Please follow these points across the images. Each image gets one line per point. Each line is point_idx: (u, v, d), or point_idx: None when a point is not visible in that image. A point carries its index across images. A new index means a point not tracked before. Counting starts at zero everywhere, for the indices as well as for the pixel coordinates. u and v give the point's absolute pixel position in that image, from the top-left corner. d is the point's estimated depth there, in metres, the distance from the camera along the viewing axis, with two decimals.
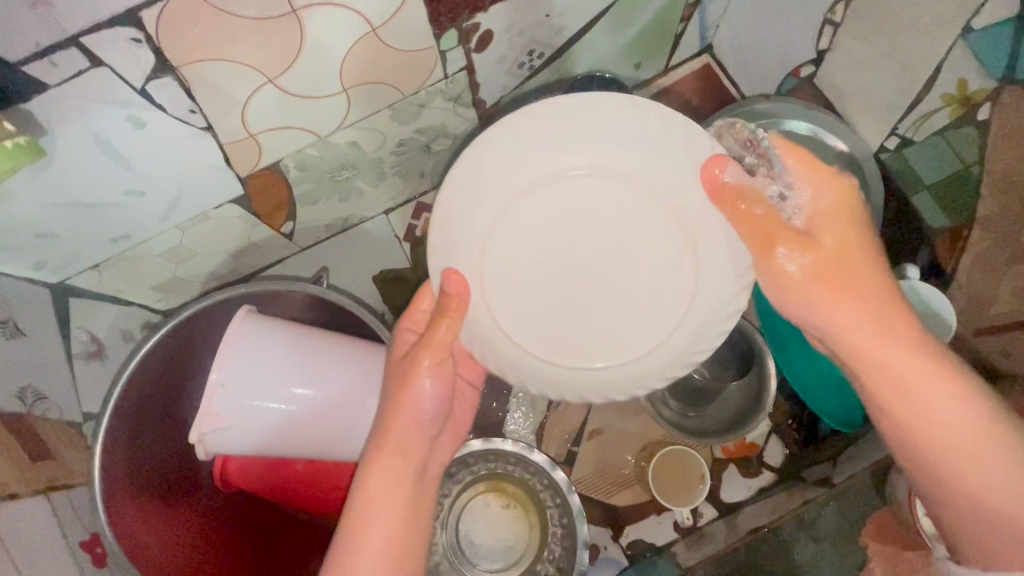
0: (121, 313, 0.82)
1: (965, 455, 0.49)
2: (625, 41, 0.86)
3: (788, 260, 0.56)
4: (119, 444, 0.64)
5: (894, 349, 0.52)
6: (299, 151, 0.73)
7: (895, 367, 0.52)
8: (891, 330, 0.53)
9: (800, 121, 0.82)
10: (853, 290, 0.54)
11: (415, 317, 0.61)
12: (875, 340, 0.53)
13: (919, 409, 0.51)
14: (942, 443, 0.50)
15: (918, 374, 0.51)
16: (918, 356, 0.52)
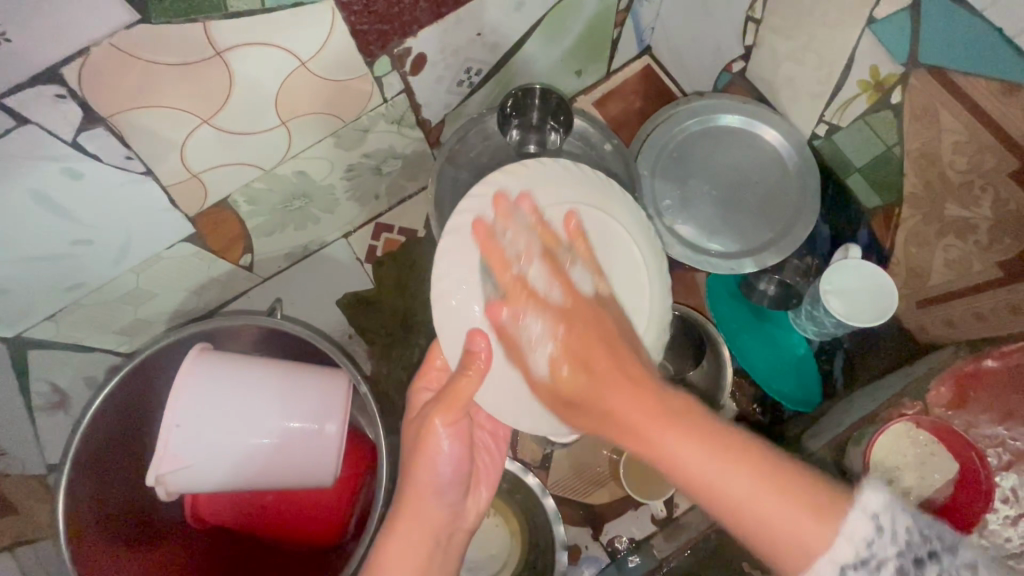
0: (85, 360, 0.82)
1: (756, 483, 0.47)
2: (561, 50, 0.88)
3: (549, 289, 0.56)
4: (84, 491, 0.64)
5: (652, 414, 0.51)
6: (247, 185, 0.74)
7: (635, 437, 0.51)
8: (675, 423, 0.50)
9: (732, 115, 0.85)
10: (608, 395, 0.52)
11: (428, 382, 0.64)
12: (653, 427, 0.50)
13: (662, 449, 0.50)
14: (747, 486, 0.47)
15: (680, 443, 0.49)
16: (677, 421, 0.50)
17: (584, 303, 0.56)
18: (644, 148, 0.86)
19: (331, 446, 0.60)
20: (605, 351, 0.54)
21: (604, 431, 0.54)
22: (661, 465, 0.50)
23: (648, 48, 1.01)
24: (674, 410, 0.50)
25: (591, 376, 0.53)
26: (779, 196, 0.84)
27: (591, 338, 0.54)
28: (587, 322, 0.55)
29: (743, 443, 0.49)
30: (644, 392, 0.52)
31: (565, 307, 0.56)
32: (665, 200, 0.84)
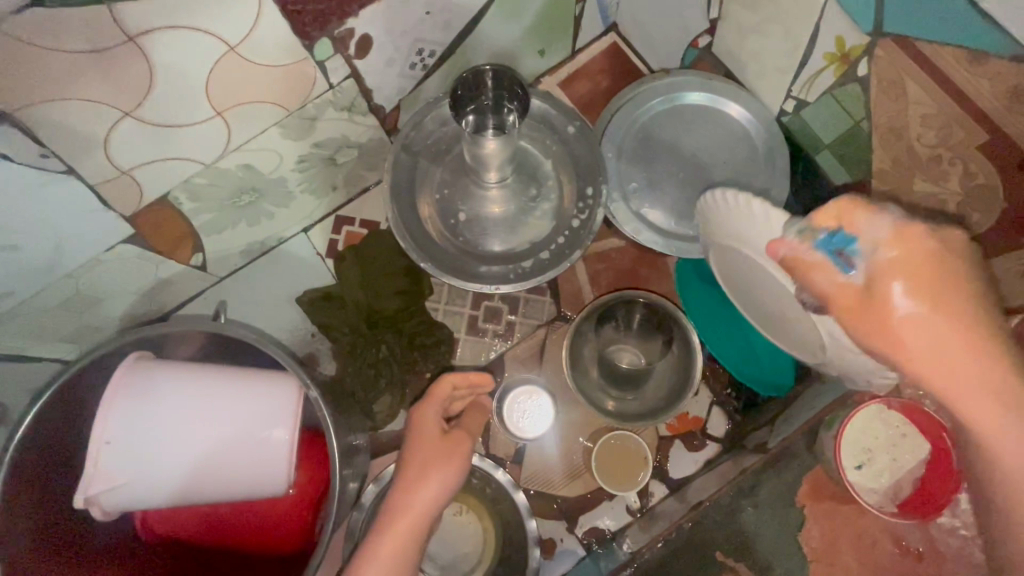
0: (30, 371, 0.78)
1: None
2: (521, 29, 0.84)
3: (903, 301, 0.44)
4: (19, 508, 0.61)
5: (972, 359, 0.43)
6: (187, 181, 0.70)
7: (963, 407, 0.44)
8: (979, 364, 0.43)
9: (699, 93, 0.82)
10: (951, 308, 0.43)
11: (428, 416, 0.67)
12: (953, 358, 0.43)
13: (957, 390, 0.43)
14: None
15: (974, 392, 0.43)
16: (1014, 390, 0.43)
17: (926, 240, 0.44)
18: (608, 129, 0.82)
19: (279, 453, 0.57)
20: (950, 322, 0.43)
21: (916, 356, 0.44)
22: (953, 403, 0.44)
23: (613, 25, 0.97)
24: (976, 334, 0.43)
25: (923, 301, 0.44)
26: (748, 175, 0.81)
27: (932, 273, 0.44)
28: (933, 258, 0.44)
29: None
30: (984, 358, 0.43)
31: (903, 254, 0.44)
32: (632, 183, 0.82)
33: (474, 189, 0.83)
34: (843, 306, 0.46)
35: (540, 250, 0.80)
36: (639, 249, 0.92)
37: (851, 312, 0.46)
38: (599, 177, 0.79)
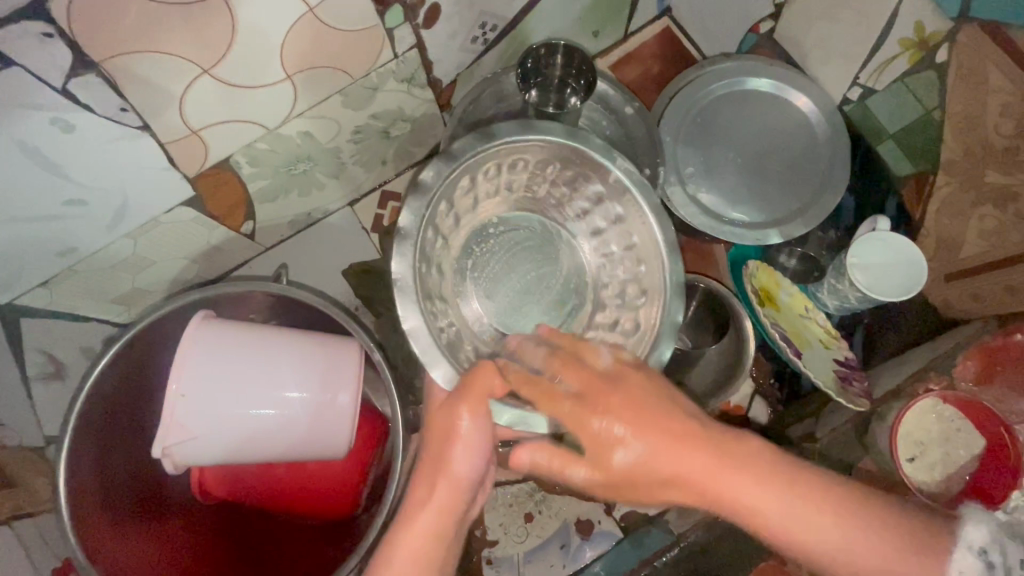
0: (81, 330, 0.79)
1: (819, 518, 0.49)
2: (580, 8, 0.83)
3: (611, 427, 0.51)
4: (86, 464, 0.61)
5: (705, 457, 0.50)
6: (249, 145, 0.69)
7: (714, 492, 0.50)
8: (723, 469, 0.50)
9: (760, 78, 0.81)
10: (653, 428, 0.51)
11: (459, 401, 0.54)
12: (719, 472, 0.50)
13: (733, 499, 0.50)
14: (810, 523, 0.49)
15: (762, 500, 0.49)
16: (777, 484, 0.49)
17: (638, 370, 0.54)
18: (667, 111, 0.82)
19: (345, 420, 0.57)
20: (672, 445, 0.50)
21: (676, 470, 0.51)
22: (728, 508, 0.50)
23: (668, 9, 0.95)
24: (711, 443, 0.51)
25: (633, 470, 0.52)
26: (805, 164, 0.80)
27: (690, 437, 0.51)
28: (636, 392, 0.52)
29: (797, 476, 0.50)
30: (700, 434, 0.51)
31: (619, 425, 0.51)
32: (688, 166, 0.81)
33: None
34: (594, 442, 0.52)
35: None
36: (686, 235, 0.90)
37: (605, 487, 0.53)
38: (657, 159, 0.78)
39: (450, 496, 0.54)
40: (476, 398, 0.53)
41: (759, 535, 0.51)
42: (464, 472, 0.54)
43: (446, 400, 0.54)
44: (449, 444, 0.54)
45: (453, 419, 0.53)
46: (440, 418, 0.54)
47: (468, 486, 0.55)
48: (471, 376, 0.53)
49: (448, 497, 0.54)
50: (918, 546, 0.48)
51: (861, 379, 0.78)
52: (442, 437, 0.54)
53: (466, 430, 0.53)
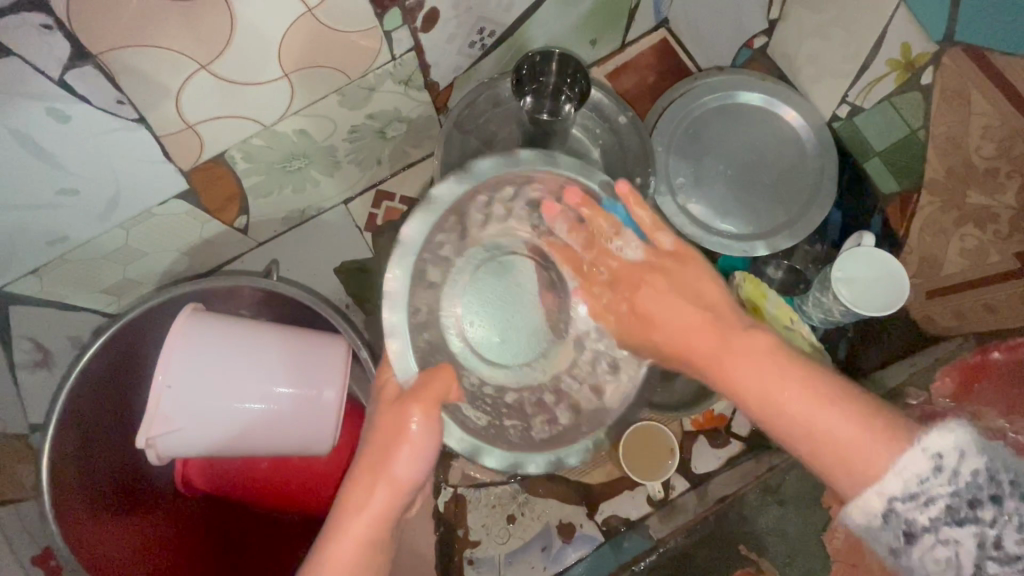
0: (71, 318, 0.79)
1: (836, 403, 0.48)
2: (578, 17, 0.84)
3: (626, 246, 0.60)
4: (71, 456, 0.61)
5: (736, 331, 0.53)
6: (245, 141, 0.70)
7: (726, 350, 0.53)
8: (741, 353, 0.52)
9: (753, 92, 0.83)
10: (674, 271, 0.58)
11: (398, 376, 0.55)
12: (729, 359, 0.53)
13: (739, 372, 0.52)
14: (818, 406, 0.48)
15: (778, 388, 0.50)
16: (800, 379, 0.50)
17: (675, 260, 0.59)
18: (660, 121, 0.83)
19: (331, 414, 0.58)
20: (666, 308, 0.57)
21: (684, 347, 0.56)
22: (772, 412, 0.51)
23: (665, 21, 0.96)
24: (725, 316, 0.55)
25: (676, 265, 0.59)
26: (794, 178, 0.82)
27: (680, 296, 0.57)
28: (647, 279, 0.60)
29: (830, 387, 0.49)
30: (713, 321, 0.55)
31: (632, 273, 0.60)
32: (679, 177, 0.82)
33: None
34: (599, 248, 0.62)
35: None
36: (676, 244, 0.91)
37: (630, 319, 0.61)
38: (649, 168, 0.80)
39: (383, 501, 0.52)
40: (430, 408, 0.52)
41: (764, 424, 0.52)
42: (409, 476, 0.52)
43: (401, 397, 0.53)
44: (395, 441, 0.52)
45: (404, 419, 0.52)
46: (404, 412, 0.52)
47: (406, 488, 0.53)
48: (428, 378, 0.53)
49: (384, 505, 0.52)
50: (883, 433, 0.46)
51: None
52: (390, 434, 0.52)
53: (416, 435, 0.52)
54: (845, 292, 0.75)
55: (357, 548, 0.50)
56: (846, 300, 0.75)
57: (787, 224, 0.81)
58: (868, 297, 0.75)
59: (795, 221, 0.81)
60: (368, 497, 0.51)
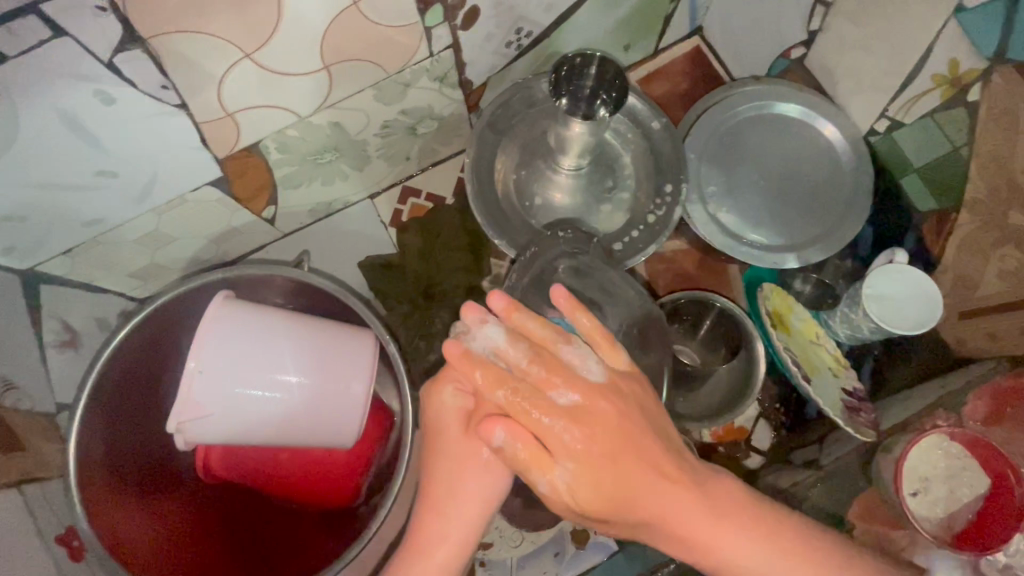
0: (97, 300, 0.79)
1: (841, 567, 0.52)
2: (613, 21, 0.84)
3: (560, 396, 0.52)
4: (96, 436, 0.61)
5: (636, 469, 0.51)
6: (280, 131, 0.70)
7: (758, 573, 0.52)
8: (745, 523, 0.53)
9: (789, 104, 0.82)
10: (631, 481, 0.51)
11: (456, 377, 0.54)
12: (715, 530, 0.52)
13: (726, 556, 0.52)
14: (828, 572, 0.52)
15: (697, 528, 0.52)
16: (738, 520, 0.53)
17: (633, 385, 0.54)
18: (694, 129, 0.82)
19: (359, 407, 0.59)
20: (606, 468, 0.51)
21: (643, 505, 0.51)
22: (701, 557, 0.53)
23: (699, 28, 0.96)
24: (722, 504, 0.53)
25: (612, 434, 0.51)
26: (828, 191, 0.81)
27: (629, 430, 0.52)
28: (609, 419, 0.51)
29: (835, 555, 0.53)
30: (697, 497, 0.53)
31: (561, 420, 0.51)
32: (710, 186, 0.82)
33: (547, 172, 0.84)
34: (483, 370, 0.52)
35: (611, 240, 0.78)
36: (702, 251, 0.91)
37: (590, 474, 0.51)
38: (681, 175, 0.79)
39: (459, 529, 0.54)
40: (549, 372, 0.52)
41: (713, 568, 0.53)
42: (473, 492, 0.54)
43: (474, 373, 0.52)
44: (463, 430, 0.54)
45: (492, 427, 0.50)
46: (472, 428, 0.54)
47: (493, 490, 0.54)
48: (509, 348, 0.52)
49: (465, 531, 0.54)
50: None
51: (869, 411, 0.78)
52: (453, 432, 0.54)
53: (489, 458, 0.54)
54: (876, 311, 0.74)
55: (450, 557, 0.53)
56: (877, 319, 0.74)
57: (819, 237, 0.80)
58: (899, 316, 0.74)
59: (826, 234, 0.80)
60: (438, 519, 0.53)
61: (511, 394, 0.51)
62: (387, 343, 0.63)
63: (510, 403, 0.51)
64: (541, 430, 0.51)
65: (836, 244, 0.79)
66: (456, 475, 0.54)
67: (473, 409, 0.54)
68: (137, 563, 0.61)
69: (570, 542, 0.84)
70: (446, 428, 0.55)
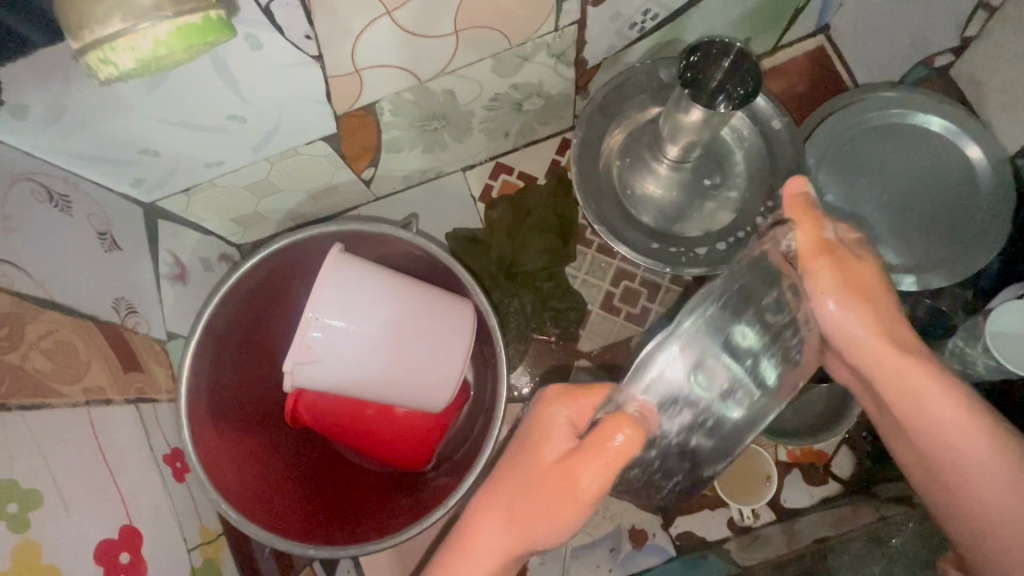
0: (203, 240, 0.83)
1: (995, 473, 0.49)
2: (742, 13, 0.79)
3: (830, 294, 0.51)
4: (204, 367, 0.64)
5: (888, 342, 0.51)
6: (397, 94, 0.71)
7: (929, 427, 0.51)
8: (946, 389, 0.50)
9: (933, 116, 0.76)
10: (871, 301, 0.51)
11: (559, 417, 0.49)
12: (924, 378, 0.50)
13: (942, 422, 0.50)
14: (988, 469, 0.49)
15: (952, 429, 0.50)
16: (953, 395, 0.50)
17: (843, 253, 0.52)
18: (818, 130, 0.78)
19: (457, 372, 0.62)
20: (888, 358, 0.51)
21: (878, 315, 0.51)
22: (944, 461, 0.51)
23: (826, 27, 0.90)
24: (970, 405, 0.50)
25: (866, 271, 0.52)
26: (959, 215, 0.75)
27: (862, 280, 0.51)
28: (856, 273, 0.51)
29: (1008, 445, 0.50)
30: (931, 385, 0.50)
31: (854, 272, 0.51)
32: (828, 194, 0.77)
33: (648, 161, 0.82)
34: (817, 249, 0.51)
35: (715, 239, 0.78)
36: None
37: (852, 289, 0.51)
38: (799, 179, 0.76)
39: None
40: (608, 448, 0.45)
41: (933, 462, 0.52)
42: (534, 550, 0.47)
43: (590, 442, 0.46)
44: (545, 439, 0.48)
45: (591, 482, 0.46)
46: (565, 467, 0.46)
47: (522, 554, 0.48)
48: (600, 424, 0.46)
49: (500, 558, 0.48)
50: None
51: None
52: (543, 472, 0.47)
53: (588, 490, 0.45)
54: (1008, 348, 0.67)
55: (495, 564, 0.48)
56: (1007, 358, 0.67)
57: (944, 262, 0.74)
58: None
59: (952, 259, 0.74)
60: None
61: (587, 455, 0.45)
62: (488, 316, 0.65)
63: (810, 247, 0.52)
64: (609, 451, 0.45)
65: (966, 271, 0.73)
66: (518, 516, 0.47)
67: (575, 449, 0.47)
68: (232, 494, 0.63)
69: (620, 535, 0.83)
70: (540, 453, 0.48)
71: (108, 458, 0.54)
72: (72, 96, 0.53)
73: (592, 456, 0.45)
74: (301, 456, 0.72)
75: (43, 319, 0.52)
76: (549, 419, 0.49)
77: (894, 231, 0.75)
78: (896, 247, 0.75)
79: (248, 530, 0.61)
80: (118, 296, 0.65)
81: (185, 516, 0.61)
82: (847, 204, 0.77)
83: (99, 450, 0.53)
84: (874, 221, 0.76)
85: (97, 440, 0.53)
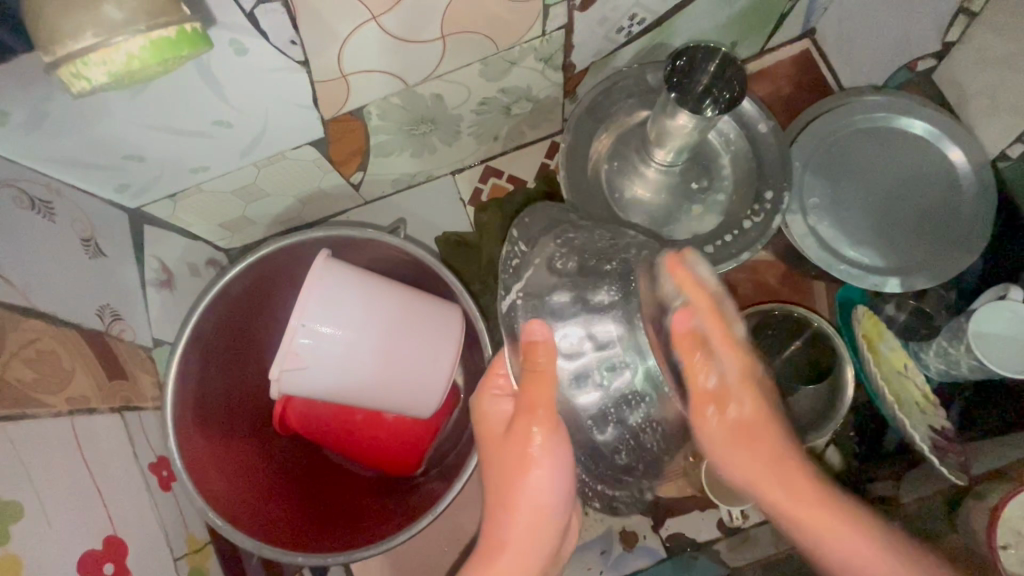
0: (190, 245, 0.82)
1: (869, 552, 0.51)
2: (728, 17, 0.80)
3: (707, 379, 0.53)
4: (190, 374, 0.64)
5: (770, 445, 0.54)
6: (385, 98, 0.70)
7: (820, 533, 0.52)
8: (830, 525, 0.52)
9: (915, 121, 0.77)
10: (754, 444, 0.54)
11: (498, 382, 0.58)
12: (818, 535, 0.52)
13: (839, 552, 0.51)
14: (865, 546, 0.51)
15: (838, 533, 0.51)
16: (819, 505, 0.52)
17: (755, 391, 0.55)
18: (802, 135, 0.79)
19: (443, 379, 0.62)
20: (767, 469, 0.54)
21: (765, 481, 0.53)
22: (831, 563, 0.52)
23: (811, 31, 0.90)
24: (812, 497, 0.53)
25: (756, 421, 0.54)
26: (942, 218, 0.76)
27: (752, 425, 0.54)
28: (749, 419, 0.54)
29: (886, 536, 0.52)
30: (801, 487, 0.53)
31: (745, 419, 0.54)
32: (813, 197, 0.78)
33: (637, 164, 0.83)
34: (705, 396, 0.53)
35: (702, 243, 0.78)
36: (788, 266, 0.89)
37: (740, 439, 0.54)
38: (784, 182, 0.77)
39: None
40: (539, 356, 0.51)
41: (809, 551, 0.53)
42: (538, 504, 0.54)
43: (519, 399, 0.53)
44: (488, 421, 0.58)
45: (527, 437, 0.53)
46: (511, 438, 0.54)
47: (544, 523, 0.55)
48: (534, 367, 0.51)
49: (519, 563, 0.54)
50: None
51: (960, 452, 0.71)
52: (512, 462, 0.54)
53: (538, 453, 0.53)
54: (987, 348, 0.69)
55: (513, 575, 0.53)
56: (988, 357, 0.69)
57: (926, 264, 0.75)
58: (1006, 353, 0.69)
59: (934, 261, 0.75)
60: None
61: (529, 419, 0.52)
62: (477, 320, 0.64)
63: (702, 394, 0.53)
64: (532, 424, 0.53)
65: (949, 272, 0.74)
66: (498, 500, 0.55)
67: (512, 416, 0.55)
68: (220, 502, 0.63)
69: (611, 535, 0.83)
70: (494, 428, 0.57)
71: (92, 467, 0.53)
72: (53, 102, 0.52)
73: (535, 386, 0.52)
74: (291, 463, 0.72)
75: (25, 326, 0.51)
76: (485, 399, 0.58)
77: (878, 233, 0.76)
78: (880, 249, 0.76)
79: (237, 538, 0.62)
80: (102, 304, 0.64)
81: (171, 524, 0.61)
82: (832, 207, 0.77)
83: (82, 460, 0.52)
84: (859, 224, 0.77)
85: (81, 450, 0.52)
